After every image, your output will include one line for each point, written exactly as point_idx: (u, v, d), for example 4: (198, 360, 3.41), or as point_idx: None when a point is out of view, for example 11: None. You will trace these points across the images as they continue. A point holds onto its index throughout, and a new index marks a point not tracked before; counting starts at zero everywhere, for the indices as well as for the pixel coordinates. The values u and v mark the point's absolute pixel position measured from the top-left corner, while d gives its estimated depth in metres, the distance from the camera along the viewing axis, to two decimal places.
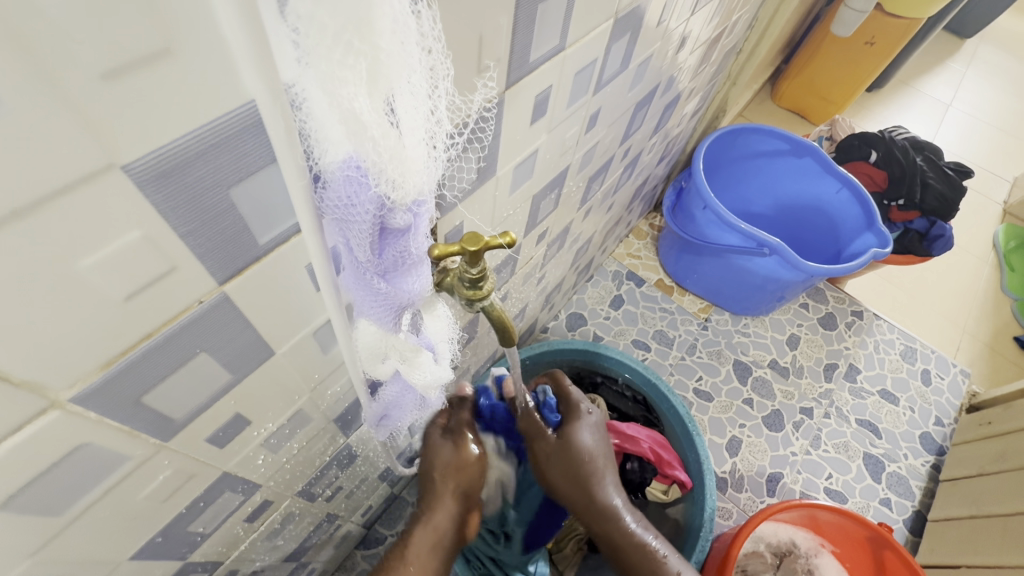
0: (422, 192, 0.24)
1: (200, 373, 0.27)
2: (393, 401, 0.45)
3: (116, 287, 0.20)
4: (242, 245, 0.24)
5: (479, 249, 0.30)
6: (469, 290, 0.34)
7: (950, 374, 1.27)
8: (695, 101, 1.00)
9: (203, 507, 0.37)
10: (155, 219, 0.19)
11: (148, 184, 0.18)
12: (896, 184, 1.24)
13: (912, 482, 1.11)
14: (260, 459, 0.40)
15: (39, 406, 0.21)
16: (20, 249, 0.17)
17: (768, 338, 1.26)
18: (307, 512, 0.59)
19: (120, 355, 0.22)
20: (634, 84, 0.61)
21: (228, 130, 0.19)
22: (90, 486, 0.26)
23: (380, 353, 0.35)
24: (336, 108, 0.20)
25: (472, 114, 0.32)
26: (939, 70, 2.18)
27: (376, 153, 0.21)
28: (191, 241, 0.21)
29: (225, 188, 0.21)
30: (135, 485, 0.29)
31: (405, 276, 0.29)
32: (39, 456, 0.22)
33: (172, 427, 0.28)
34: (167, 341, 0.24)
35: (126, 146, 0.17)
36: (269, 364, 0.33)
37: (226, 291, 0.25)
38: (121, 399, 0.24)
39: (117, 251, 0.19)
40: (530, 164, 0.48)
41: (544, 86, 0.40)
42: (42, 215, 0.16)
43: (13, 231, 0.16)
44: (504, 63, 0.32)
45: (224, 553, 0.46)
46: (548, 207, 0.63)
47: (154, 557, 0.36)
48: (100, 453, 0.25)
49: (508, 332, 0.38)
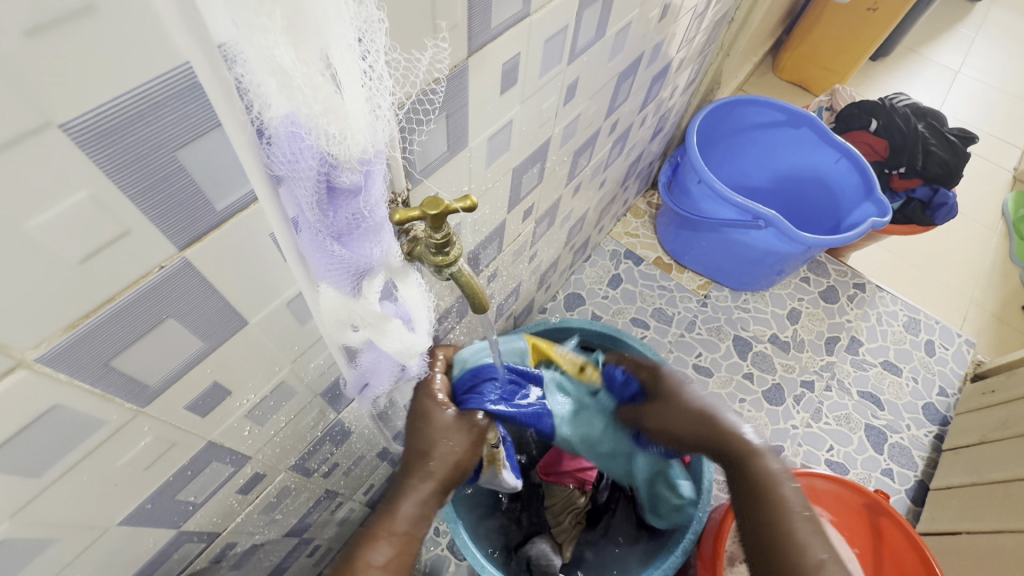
0: (367, 149, 0.25)
1: (170, 339, 0.28)
2: (371, 366, 0.45)
3: (68, 249, 0.21)
4: (196, 209, 0.24)
5: (440, 213, 0.30)
6: (436, 256, 0.34)
7: (955, 344, 1.25)
8: (687, 73, 0.98)
9: (191, 476, 0.39)
10: (97, 180, 0.20)
11: (89, 143, 0.19)
12: (897, 153, 1.21)
13: (915, 452, 1.11)
14: (247, 430, 0.42)
15: (3, 365, 0.22)
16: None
17: (769, 313, 1.25)
18: (304, 486, 0.61)
19: (82, 318, 0.23)
20: (614, 54, 0.60)
21: (165, 92, 0.20)
22: (68, 448, 0.27)
23: (351, 322, 0.36)
24: (266, 63, 0.20)
25: (423, 79, 0.32)
26: (948, 35, 2.12)
27: (311, 107, 0.22)
28: (139, 202, 0.22)
29: (170, 151, 0.22)
30: (115, 450, 0.30)
31: (363, 240, 0.30)
32: (12, 415, 0.23)
33: (147, 393, 0.29)
34: (130, 305, 0.25)
35: (60, 104, 0.18)
36: (244, 334, 0.34)
37: (187, 257, 0.26)
38: (88, 362, 0.25)
39: (62, 213, 0.20)
40: (505, 136, 0.48)
41: (512, 54, 0.40)
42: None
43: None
44: (459, 27, 0.32)
45: (220, 523, 0.48)
46: (532, 181, 0.63)
47: (146, 523, 0.38)
48: (73, 416, 0.26)
49: (480, 300, 0.38)
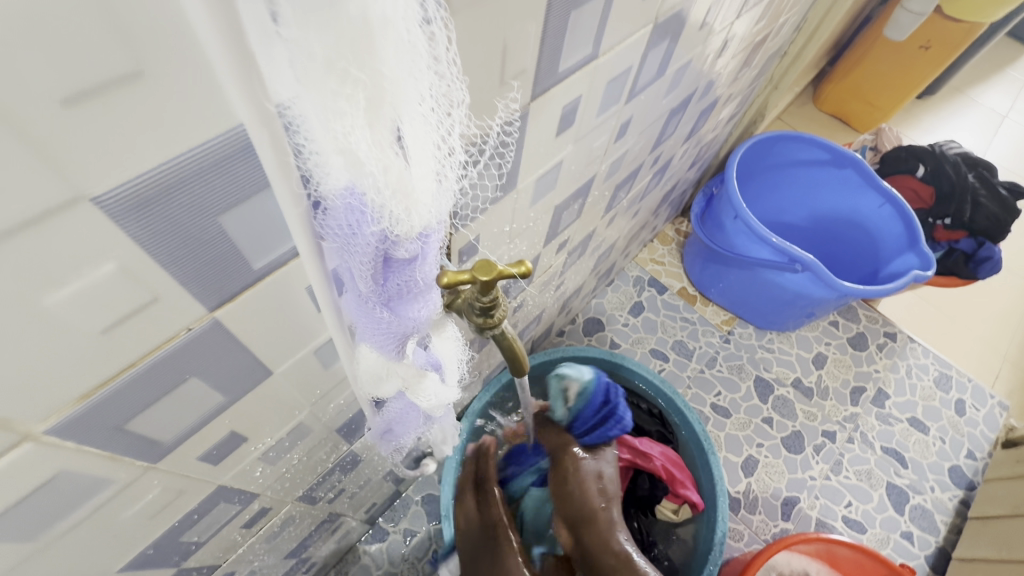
0: (429, 224, 0.22)
1: (190, 396, 0.26)
2: (397, 417, 0.42)
3: (92, 320, 0.18)
4: (233, 270, 0.22)
5: (492, 279, 0.28)
6: (480, 317, 0.31)
7: (987, 406, 1.20)
8: (733, 105, 0.95)
9: (197, 518, 0.36)
10: (127, 249, 0.17)
11: (124, 215, 0.17)
12: (944, 202, 1.16)
13: (937, 517, 1.06)
14: (258, 471, 0.39)
15: (8, 440, 0.19)
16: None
17: (793, 355, 1.21)
18: (308, 513, 0.58)
19: (98, 386, 0.21)
20: (670, 90, 0.57)
21: (212, 157, 0.18)
22: (70, 510, 0.25)
23: (382, 376, 0.33)
24: (334, 135, 0.18)
25: (489, 132, 0.30)
26: (997, 78, 2.06)
27: (377, 185, 0.20)
28: (173, 269, 0.20)
29: (212, 216, 0.19)
30: (120, 504, 0.28)
31: (412, 305, 0.27)
32: (13, 486, 0.21)
33: (160, 449, 0.27)
34: (150, 370, 0.22)
35: (94, 175, 0.15)
36: (267, 383, 0.31)
37: (217, 317, 0.23)
38: (100, 427, 0.22)
39: (88, 285, 0.17)
40: (554, 175, 0.46)
41: (573, 96, 0.37)
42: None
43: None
44: (529, 75, 0.30)
45: (221, 556, 0.46)
46: (571, 216, 0.60)
47: (147, 566, 0.35)
48: (78, 480, 0.24)
49: (520, 362, 0.35)
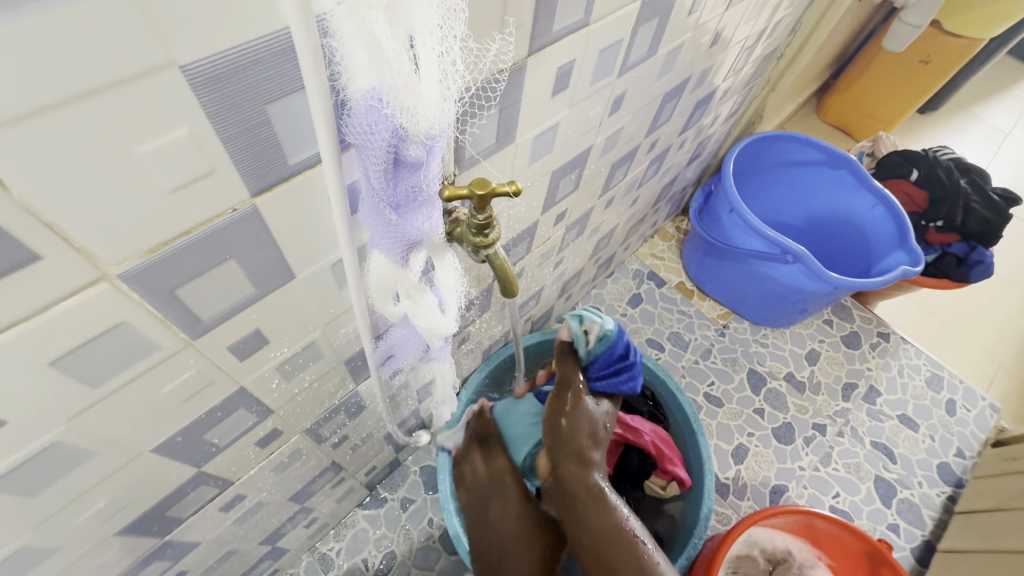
0: (433, 126, 0.27)
1: (227, 279, 0.31)
2: (399, 342, 0.48)
3: (164, 177, 0.23)
4: (273, 161, 0.27)
5: (486, 194, 0.32)
6: (476, 236, 0.36)
7: (978, 407, 1.22)
8: (730, 103, 1.00)
9: (220, 418, 0.41)
10: (198, 118, 0.22)
11: (199, 86, 0.22)
12: (936, 205, 1.21)
13: (924, 511, 1.08)
14: (274, 383, 0.44)
15: (89, 276, 0.24)
16: (81, 129, 0.20)
17: (787, 351, 1.24)
18: (313, 453, 0.63)
19: (162, 244, 0.26)
20: (662, 73, 0.62)
21: (265, 50, 0.23)
22: (123, 367, 0.30)
23: (389, 288, 0.37)
24: (361, 36, 0.23)
25: (488, 72, 0.35)
26: (1001, 96, 2.09)
27: (391, 83, 0.24)
28: (229, 146, 0.24)
29: (261, 103, 0.24)
30: (161, 377, 0.33)
31: (416, 212, 0.32)
32: (89, 323, 0.26)
33: (199, 326, 0.32)
34: (201, 241, 0.27)
35: (181, 46, 0.20)
36: (289, 287, 0.36)
37: (257, 204, 0.28)
38: (157, 286, 0.27)
39: (166, 143, 0.22)
40: (550, 137, 0.51)
41: (567, 58, 0.42)
42: (96, 103, 0.19)
43: (75, 109, 0.19)
44: (526, 26, 0.35)
45: (235, 472, 0.50)
46: (568, 187, 0.65)
47: (174, 456, 0.40)
48: (134, 336, 0.28)
49: (511, 284, 0.39)
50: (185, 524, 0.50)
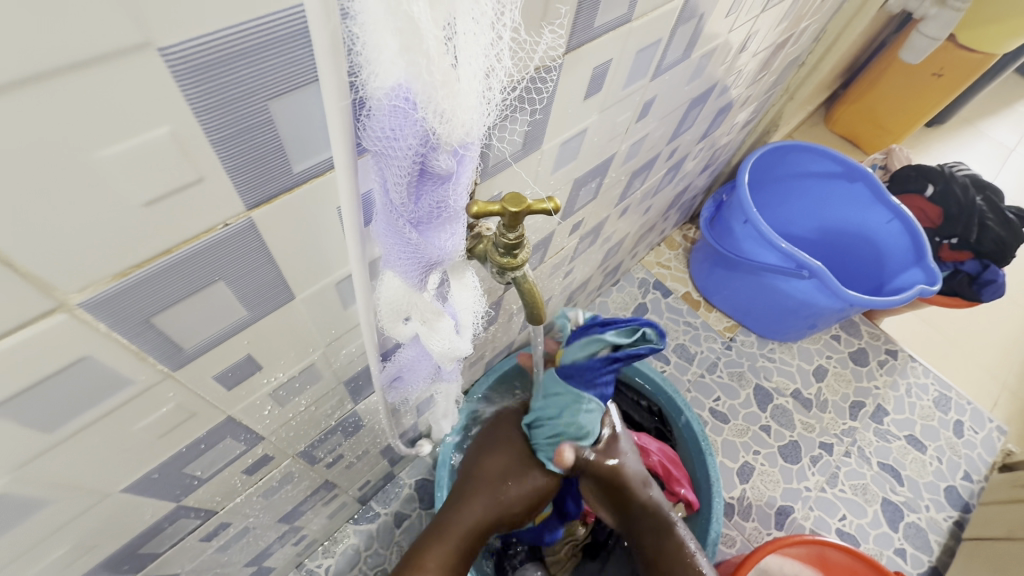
0: (469, 135, 0.23)
1: (215, 302, 0.26)
2: (409, 363, 0.44)
3: (139, 188, 0.19)
4: (274, 169, 0.22)
5: (521, 212, 0.28)
6: (503, 257, 0.31)
7: (985, 429, 1.20)
8: (748, 110, 0.96)
9: (203, 450, 0.36)
10: (182, 113, 0.18)
11: (184, 74, 0.17)
12: (951, 222, 1.18)
13: (931, 536, 1.05)
14: (266, 410, 0.39)
15: (43, 306, 0.20)
16: (21, 125, 0.15)
17: (794, 366, 1.21)
18: (305, 475, 0.58)
19: (135, 266, 0.21)
20: (692, 79, 0.58)
21: (271, 33, 0.18)
22: (87, 406, 0.25)
23: (400, 312, 0.33)
24: (392, 20, 0.18)
25: (531, 70, 0.30)
26: (1006, 112, 2.08)
27: (425, 80, 0.20)
28: (221, 151, 0.20)
29: (263, 99, 0.20)
30: (134, 412, 0.28)
31: (439, 230, 0.28)
32: (43, 360, 0.21)
33: (180, 356, 0.27)
34: (184, 261, 0.23)
35: (162, 24, 0.16)
36: (286, 309, 0.31)
37: (253, 218, 0.24)
38: (128, 315, 0.23)
39: (140, 146, 0.18)
40: (577, 144, 0.46)
41: (605, 58, 0.38)
42: (41, 94, 0.15)
43: (14, 100, 0.14)
44: (572, 18, 0.30)
45: (219, 502, 0.45)
46: (587, 196, 0.60)
47: (149, 493, 0.35)
48: (101, 371, 0.24)
49: (538, 310, 0.35)
50: (162, 558, 0.45)
